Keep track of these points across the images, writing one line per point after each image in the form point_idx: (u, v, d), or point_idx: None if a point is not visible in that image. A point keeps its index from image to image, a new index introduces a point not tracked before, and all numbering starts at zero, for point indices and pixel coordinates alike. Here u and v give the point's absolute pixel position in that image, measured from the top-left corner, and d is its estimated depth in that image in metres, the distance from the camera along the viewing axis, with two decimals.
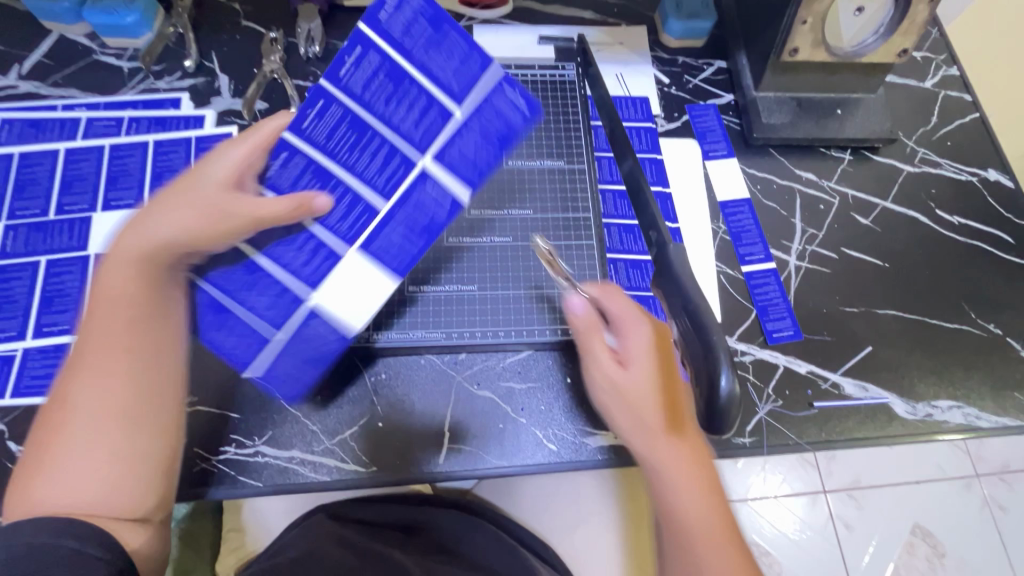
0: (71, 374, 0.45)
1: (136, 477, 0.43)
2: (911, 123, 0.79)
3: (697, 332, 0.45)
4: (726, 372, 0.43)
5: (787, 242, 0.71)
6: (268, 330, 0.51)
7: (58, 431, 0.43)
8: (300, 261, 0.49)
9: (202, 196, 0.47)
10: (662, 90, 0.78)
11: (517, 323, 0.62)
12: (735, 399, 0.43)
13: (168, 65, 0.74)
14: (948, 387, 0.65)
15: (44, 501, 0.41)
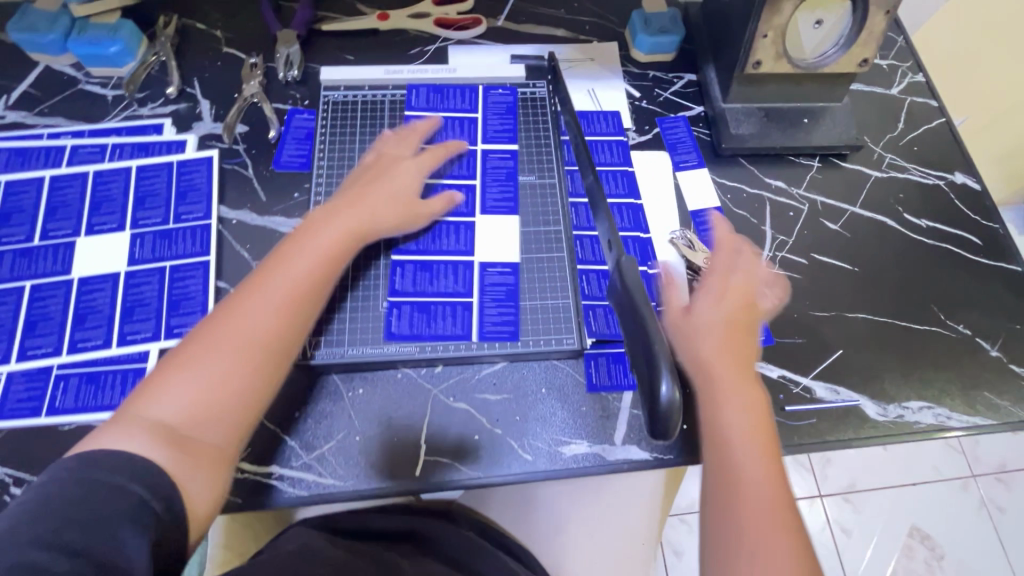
0: (256, 294, 0.54)
1: (243, 415, 0.50)
2: (878, 129, 0.80)
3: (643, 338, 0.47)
4: (668, 379, 0.44)
5: (758, 249, 0.72)
6: (427, 310, 0.64)
7: (224, 339, 0.51)
8: (416, 277, 0.65)
9: (384, 191, 0.63)
10: (634, 104, 0.80)
11: (491, 334, 0.63)
12: (676, 407, 0.44)
13: (151, 92, 0.76)
14: (918, 388, 0.66)
15: (158, 413, 0.47)
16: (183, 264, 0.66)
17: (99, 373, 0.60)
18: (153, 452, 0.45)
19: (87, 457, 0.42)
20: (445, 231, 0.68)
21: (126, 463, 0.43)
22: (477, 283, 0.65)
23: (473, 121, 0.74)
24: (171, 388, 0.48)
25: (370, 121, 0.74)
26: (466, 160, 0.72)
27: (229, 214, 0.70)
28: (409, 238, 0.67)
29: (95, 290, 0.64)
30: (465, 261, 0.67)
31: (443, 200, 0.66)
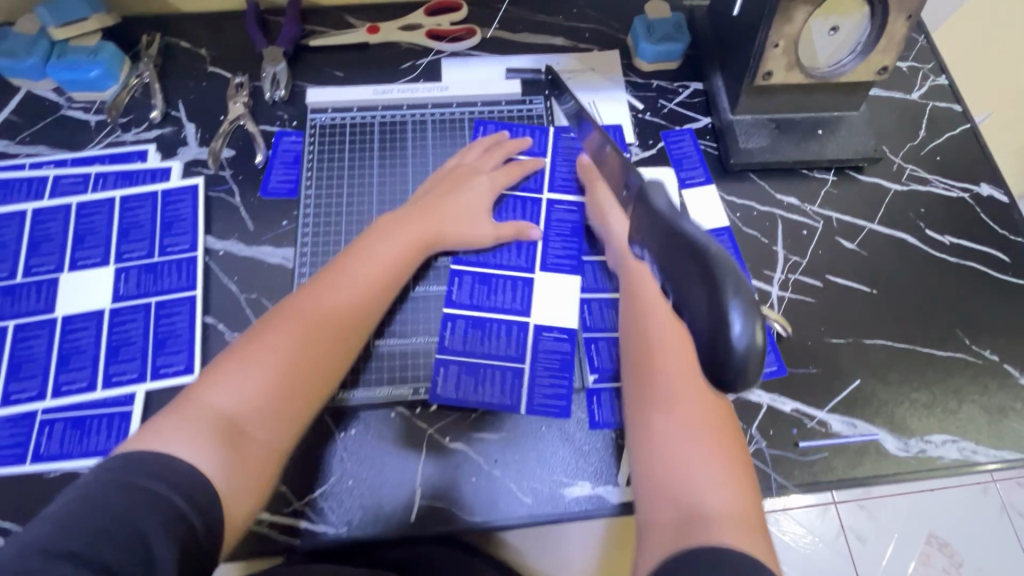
0: (324, 284, 0.56)
1: (292, 413, 0.50)
2: (897, 138, 0.76)
3: (701, 324, 0.27)
4: (739, 306, 0.25)
5: (769, 272, 0.68)
6: (467, 375, 0.61)
7: (295, 324, 0.52)
8: (474, 341, 0.62)
9: (457, 201, 0.65)
10: (637, 116, 0.76)
11: (502, 378, 0.61)
12: (757, 350, 0.25)
13: (136, 117, 0.73)
14: (941, 419, 0.62)
15: (221, 404, 0.47)
16: (169, 299, 0.63)
17: (84, 417, 0.58)
18: (208, 453, 0.43)
19: (133, 458, 0.41)
20: (501, 286, 0.65)
21: (168, 469, 0.41)
22: (530, 348, 0.62)
23: (543, 166, 0.71)
24: (236, 378, 0.48)
25: (360, 144, 0.71)
26: (532, 210, 0.69)
27: (216, 244, 0.67)
28: (463, 290, 0.65)
29: (80, 329, 0.62)
30: (519, 322, 0.63)
31: (516, 228, 0.66)
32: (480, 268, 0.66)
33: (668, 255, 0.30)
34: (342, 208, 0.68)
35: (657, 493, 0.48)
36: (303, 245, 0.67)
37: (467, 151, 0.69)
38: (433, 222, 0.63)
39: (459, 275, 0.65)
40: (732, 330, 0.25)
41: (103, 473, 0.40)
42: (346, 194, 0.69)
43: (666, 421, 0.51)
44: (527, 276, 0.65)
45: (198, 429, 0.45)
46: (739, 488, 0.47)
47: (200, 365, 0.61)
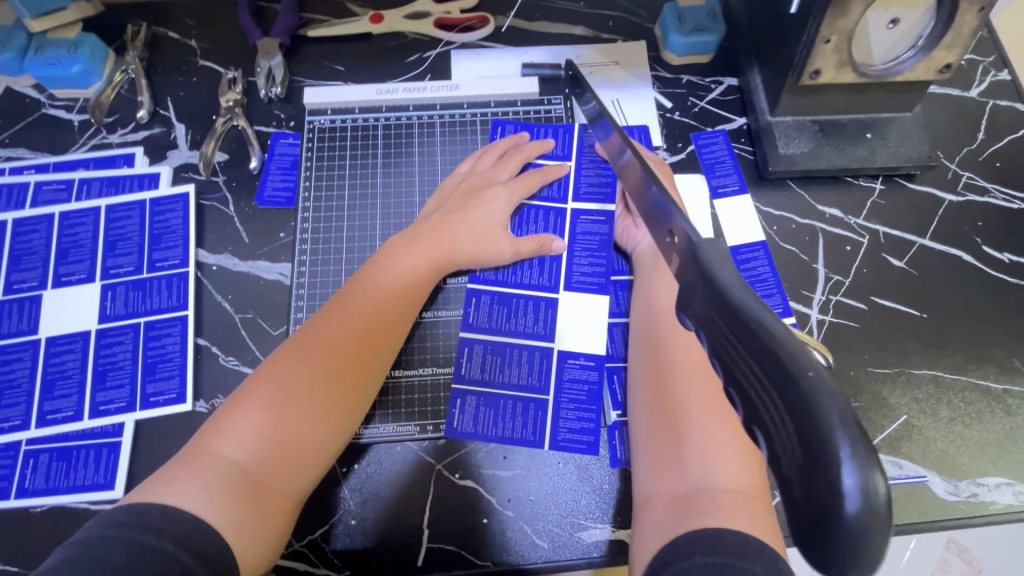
0: (340, 311, 0.51)
1: (310, 460, 0.45)
2: (953, 142, 0.69)
3: (794, 480, 0.22)
4: (849, 468, 0.21)
5: (809, 292, 0.62)
6: (488, 405, 0.56)
7: (309, 359, 0.47)
8: (493, 367, 0.58)
9: (477, 214, 0.58)
10: (664, 116, 0.70)
11: (523, 411, 0.56)
12: (874, 522, 0.21)
13: (121, 116, 0.68)
14: (995, 460, 0.57)
15: (233, 453, 0.42)
16: (159, 320, 0.59)
17: (72, 448, 0.55)
18: (223, 509, 0.39)
19: (141, 513, 0.36)
20: (522, 308, 0.59)
21: (178, 524, 0.37)
22: (555, 378, 0.57)
23: (567, 170, 0.64)
24: (248, 421, 0.43)
25: (362, 148, 0.65)
26: (556, 221, 0.62)
27: (208, 258, 0.62)
28: (481, 312, 0.59)
29: (66, 352, 0.58)
30: (542, 348, 0.58)
31: (537, 242, 0.59)
32: (500, 288, 0.60)
33: (750, 374, 0.25)
34: (343, 219, 0.63)
35: (660, 465, 0.45)
36: (301, 260, 0.62)
37: (478, 159, 0.63)
38: (445, 241, 0.57)
39: (477, 295, 0.60)
40: (840, 501, 0.21)
41: (109, 527, 0.35)
42: (346, 204, 0.64)
43: (676, 393, 0.48)
44: (551, 297, 0.60)
45: (212, 484, 0.40)
46: (748, 460, 0.43)
47: (192, 392, 0.57)
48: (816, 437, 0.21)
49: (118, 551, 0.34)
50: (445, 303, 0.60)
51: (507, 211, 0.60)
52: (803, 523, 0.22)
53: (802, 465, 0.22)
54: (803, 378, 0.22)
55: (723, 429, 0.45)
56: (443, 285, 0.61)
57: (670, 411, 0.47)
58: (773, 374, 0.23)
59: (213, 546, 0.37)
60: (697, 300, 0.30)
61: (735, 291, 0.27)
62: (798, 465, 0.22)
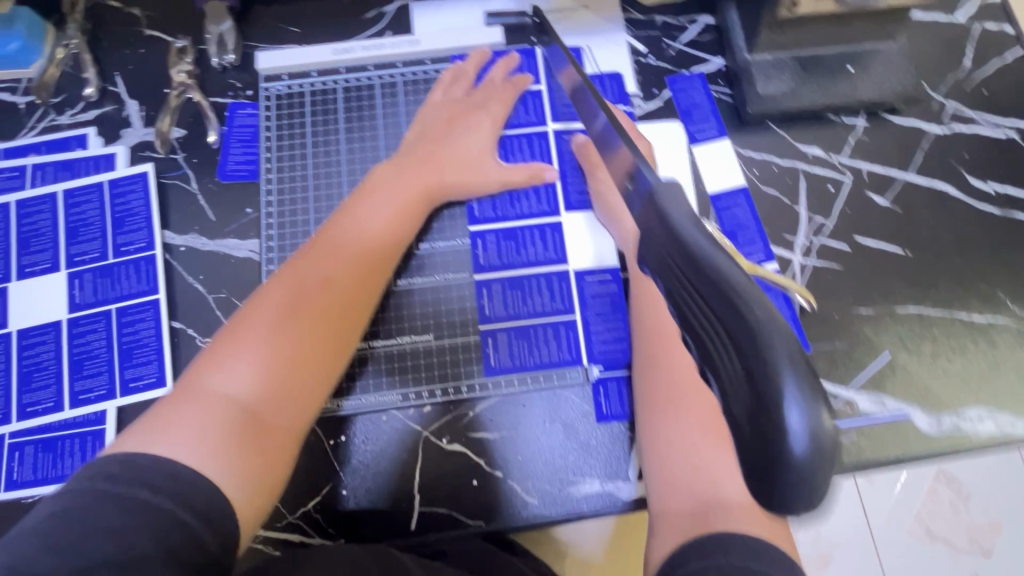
0: (330, 239, 0.47)
1: (310, 395, 0.42)
2: (939, 71, 0.66)
3: (743, 422, 0.22)
4: (797, 411, 0.21)
5: (791, 236, 0.61)
6: (511, 329, 0.56)
7: (303, 289, 0.44)
8: (517, 302, 0.56)
9: (455, 144, 0.57)
10: (638, 61, 0.67)
11: (540, 339, 0.56)
12: (822, 466, 0.21)
13: (69, 96, 0.64)
14: (978, 392, 0.57)
15: (229, 391, 0.38)
16: (129, 305, 0.58)
17: (56, 438, 0.54)
18: (221, 456, 0.36)
19: (135, 466, 0.33)
20: (529, 238, 0.58)
21: (175, 480, 0.33)
22: (578, 297, 0.57)
23: (538, 95, 0.62)
24: (244, 355, 0.40)
25: (322, 114, 0.63)
26: (541, 145, 0.60)
27: (174, 239, 0.60)
28: (490, 251, 0.57)
29: (39, 344, 0.57)
30: (559, 272, 0.57)
31: (528, 172, 0.58)
32: (503, 223, 0.58)
33: (704, 322, 0.24)
34: (309, 190, 0.61)
35: (669, 481, 0.44)
36: (269, 234, 0.60)
37: (448, 87, 0.61)
38: (434, 167, 0.55)
39: (480, 234, 0.58)
40: (789, 444, 0.21)
41: (102, 480, 0.32)
42: (311, 174, 0.61)
43: (675, 404, 0.47)
44: (554, 222, 0.58)
45: (208, 427, 0.36)
46: None
47: (172, 376, 0.56)
48: (766, 383, 0.21)
49: (112, 508, 0.30)
50: (419, 270, 0.57)
51: (491, 140, 0.59)
52: (747, 463, 0.22)
53: (751, 412, 0.22)
54: (757, 326, 0.21)
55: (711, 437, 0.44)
56: (416, 251, 0.57)
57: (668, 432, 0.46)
58: (728, 321, 0.22)
59: (215, 500, 0.34)
60: (657, 242, 0.28)
61: (691, 233, 0.26)
62: (747, 411, 0.22)
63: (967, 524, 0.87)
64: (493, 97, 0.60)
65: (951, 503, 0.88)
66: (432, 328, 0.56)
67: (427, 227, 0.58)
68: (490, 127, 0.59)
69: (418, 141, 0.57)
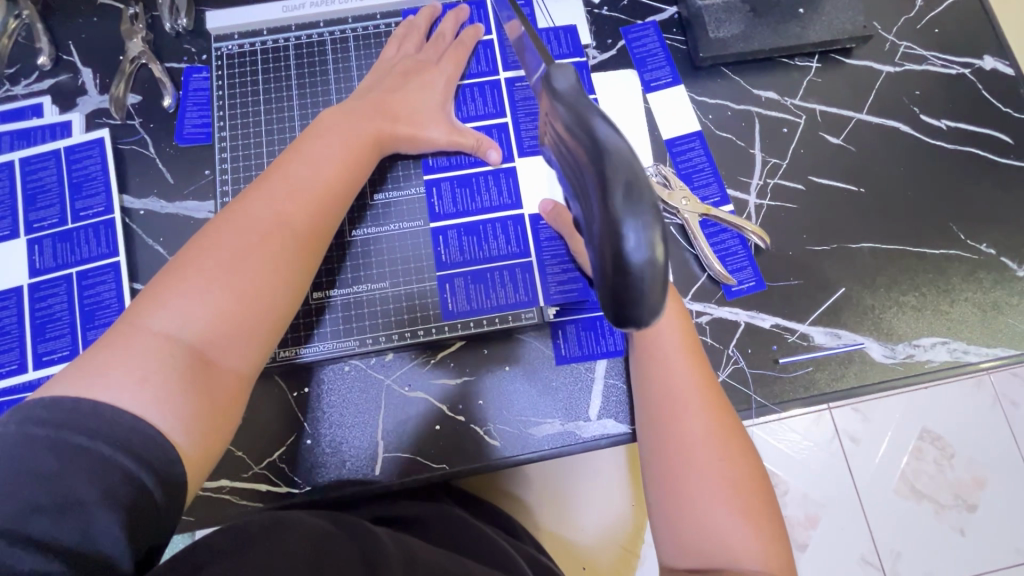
0: (278, 184, 0.46)
1: (260, 336, 0.42)
2: (890, 12, 0.66)
3: (603, 242, 0.30)
4: (636, 229, 0.28)
5: (746, 178, 0.62)
6: (468, 274, 0.57)
7: (249, 231, 0.43)
8: (473, 247, 0.57)
9: (408, 94, 0.56)
10: (592, 13, 0.67)
11: (497, 283, 0.57)
12: (654, 274, 0.28)
13: (22, 66, 0.64)
14: (932, 322, 0.58)
15: (171, 331, 0.38)
16: (89, 269, 0.58)
17: (21, 400, 0.55)
18: (164, 399, 0.36)
19: (69, 411, 0.33)
20: (484, 185, 0.59)
21: (113, 427, 0.33)
22: (533, 240, 0.58)
23: (490, 46, 0.62)
24: (189, 297, 0.39)
25: (276, 73, 0.63)
26: (493, 95, 0.61)
27: (134, 203, 0.61)
28: (445, 199, 0.59)
29: (1, 309, 0.57)
30: (514, 217, 0.58)
31: (475, 138, 0.58)
32: (457, 171, 0.59)
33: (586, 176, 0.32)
34: (263, 150, 0.61)
35: (665, 501, 0.41)
36: (225, 193, 0.60)
37: (401, 41, 0.60)
38: (386, 116, 0.54)
39: (435, 183, 0.59)
40: (630, 255, 0.28)
41: (32, 424, 0.32)
42: (265, 133, 0.62)
43: (677, 411, 0.43)
44: (509, 168, 0.59)
45: (152, 368, 0.36)
46: (749, 501, 0.40)
47: None
48: (615, 209, 0.28)
49: (44, 452, 0.31)
50: (374, 220, 0.58)
51: (445, 94, 0.59)
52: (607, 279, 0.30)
53: (608, 236, 0.29)
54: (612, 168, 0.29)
55: (726, 483, 0.40)
56: (370, 202, 0.58)
57: (679, 469, 0.41)
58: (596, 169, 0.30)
59: (155, 445, 0.34)
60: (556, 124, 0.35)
61: (573, 102, 0.32)
62: (605, 236, 0.30)
63: (952, 481, 0.89)
64: (447, 56, 0.60)
65: (935, 460, 0.89)
66: (389, 276, 0.57)
67: (382, 177, 0.59)
68: (445, 83, 0.59)
69: (370, 89, 0.56)
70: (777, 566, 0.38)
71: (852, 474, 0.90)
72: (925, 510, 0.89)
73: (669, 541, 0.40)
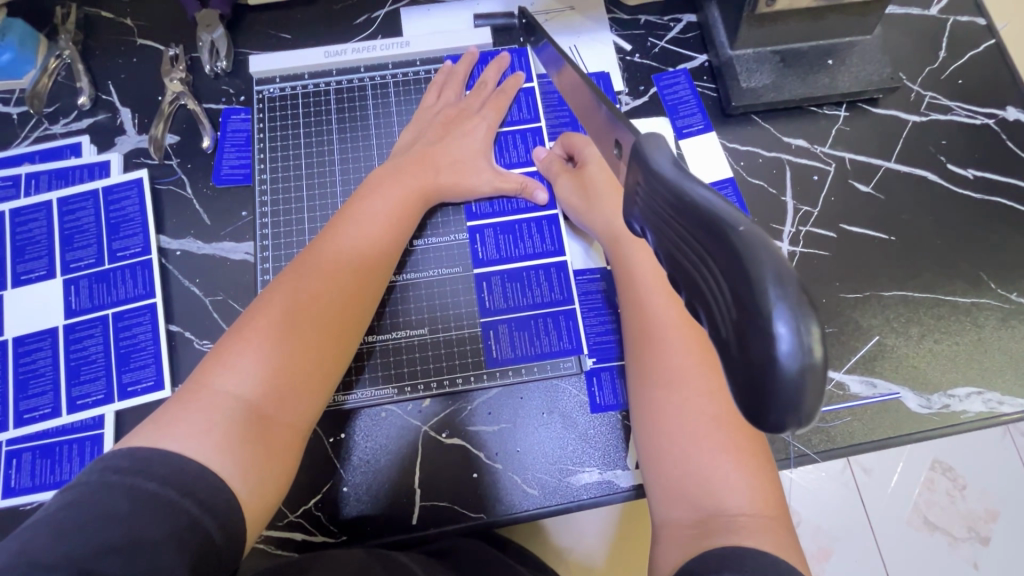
0: (335, 231, 0.50)
1: (314, 389, 0.43)
2: (914, 63, 0.68)
3: (731, 342, 0.22)
4: (788, 319, 0.20)
5: (778, 225, 0.63)
6: (510, 320, 0.58)
7: (310, 278, 0.46)
8: (515, 295, 0.58)
9: (450, 145, 0.59)
10: (624, 60, 0.68)
11: (538, 331, 0.57)
12: (813, 383, 0.20)
13: (61, 105, 0.65)
14: (966, 372, 0.58)
15: (232, 387, 0.39)
16: (126, 310, 0.58)
17: (54, 445, 0.54)
18: (227, 452, 0.36)
19: (142, 459, 0.34)
20: (527, 232, 0.60)
21: (183, 475, 0.34)
22: (575, 288, 0.58)
23: (531, 93, 0.64)
24: (251, 352, 0.41)
25: (316, 118, 0.64)
26: (535, 141, 0.63)
27: (170, 244, 0.61)
28: (488, 245, 0.60)
29: (35, 351, 0.57)
30: (556, 264, 0.59)
31: (519, 181, 0.59)
32: (500, 217, 0.60)
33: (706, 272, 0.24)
34: (303, 194, 0.62)
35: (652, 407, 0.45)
36: (264, 237, 0.61)
37: (442, 88, 0.63)
38: (432, 170, 0.56)
39: (478, 229, 0.60)
40: (778, 362, 0.20)
41: (110, 472, 0.33)
42: (304, 176, 0.63)
43: (655, 352, 0.47)
44: (551, 215, 0.60)
45: (216, 423, 0.37)
46: (723, 394, 0.43)
47: (170, 378, 0.56)
48: (747, 292, 0.21)
49: (114, 499, 0.32)
50: (418, 265, 0.59)
51: (485, 142, 0.61)
52: (739, 385, 0.22)
53: (736, 322, 0.22)
54: (735, 233, 0.22)
55: (725, 447, 0.41)
56: (413, 247, 0.59)
57: (661, 419, 0.44)
58: (720, 250, 0.23)
59: (218, 491, 0.35)
60: (653, 193, 0.28)
61: (674, 180, 0.26)
62: (733, 323, 0.22)
63: (964, 512, 0.87)
64: (486, 105, 0.62)
65: (947, 492, 0.87)
66: (428, 322, 0.58)
67: (424, 223, 0.60)
68: (486, 133, 0.61)
69: (414, 145, 0.59)
70: (764, 512, 0.39)
71: (865, 507, 0.88)
72: (938, 540, 0.86)
73: (664, 489, 0.42)
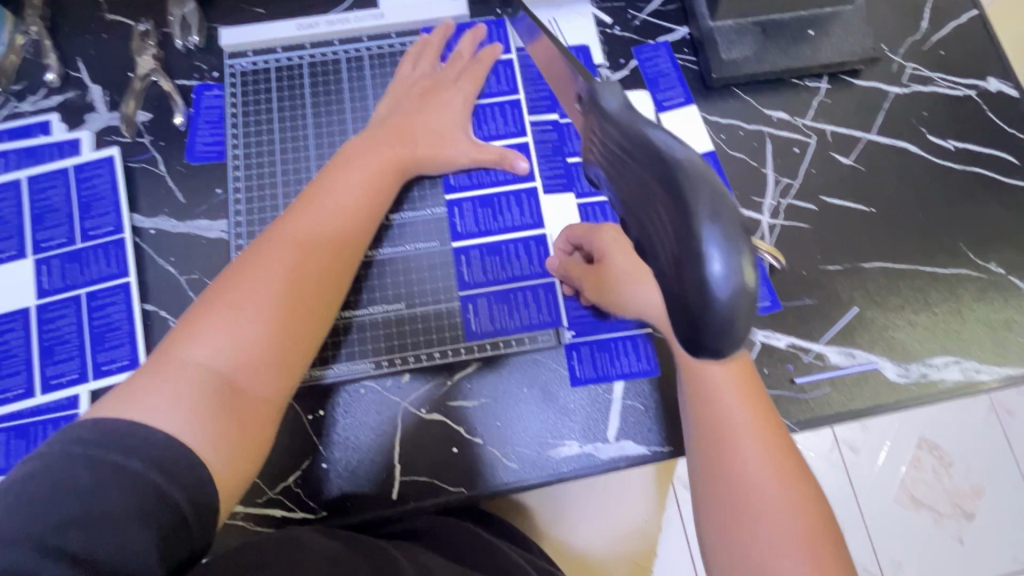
0: (309, 202, 0.49)
1: (290, 358, 0.43)
2: (896, 34, 0.67)
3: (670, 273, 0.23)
4: (721, 249, 0.21)
5: (759, 198, 0.62)
6: (488, 294, 0.57)
7: (283, 249, 0.45)
8: (493, 268, 0.58)
9: (426, 116, 0.58)
10: (604, 32, 0.67)
11: (516, 304, 0.57)
12: (744, 308, 0.22)
13: (29, 83, 0.63)
14: (945, 342, 0.59)
15: (202, 357, 0.39)
16: (99, 289, 0.57)
17: (28, 425, 0.54)
18: (199, 422, 0.36)
19: (107, 431, 0.33)
20: (506, 205, 0.59)
21: (149, 446, 0.33)
22: None
23: (509, 65, 0.63)
24: (221, 324, 0.40)
25: (290, 92, 0.63)
26: (513, 114, 0.62)
27: (144, 222, 0.60)
28: (467, 219, 0.59)
29: (8, 331, 0.56)
30: (535, 237, 0.59)
31: (497, 153, 0.59)
32: (478, 191, 0.60)
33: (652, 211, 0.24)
34: (277, 170, 0.61)
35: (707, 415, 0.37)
36: (238, 215, 0.60)
37: (417, 59, 0.62)
38: (408, 142, 0.56)
39: (456, 203, 0.59)
40: (712, 290, 0.21)
41: (73, 445, 0.32)
42: (278, 152, 0.62)
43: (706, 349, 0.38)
44: (529, 188, 0.60)
45: (186, 393, 0.37)
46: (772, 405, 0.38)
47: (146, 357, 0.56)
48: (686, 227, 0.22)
49: (78, 469, 0.31)
50: (394, 240, 0.59)
51: (462, 115, 0.60)
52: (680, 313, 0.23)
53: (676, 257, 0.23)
54: (676, 171, 0.22)
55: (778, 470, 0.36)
56: (390, 221, 0.59)
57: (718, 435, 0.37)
58: (666, 189, 0.23)
59: (189, 462, 0.34)
60: (607, 137, 0.27)
61: (625, 122, 0.26)
62: (674, 256, 0.23)
63: (950, 489, 0.87)
64: (463, 76, 0.61)
65: (934, 469, 0.88)
66: (405, 296, 0.57)
67: (401, 198, 0.59)
68: (462, 105, 0.60)
69: (388, 115, 0.58)
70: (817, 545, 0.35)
71: (851, 482, 0.88)
72: (924, 517, 0.87)
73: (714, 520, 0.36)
